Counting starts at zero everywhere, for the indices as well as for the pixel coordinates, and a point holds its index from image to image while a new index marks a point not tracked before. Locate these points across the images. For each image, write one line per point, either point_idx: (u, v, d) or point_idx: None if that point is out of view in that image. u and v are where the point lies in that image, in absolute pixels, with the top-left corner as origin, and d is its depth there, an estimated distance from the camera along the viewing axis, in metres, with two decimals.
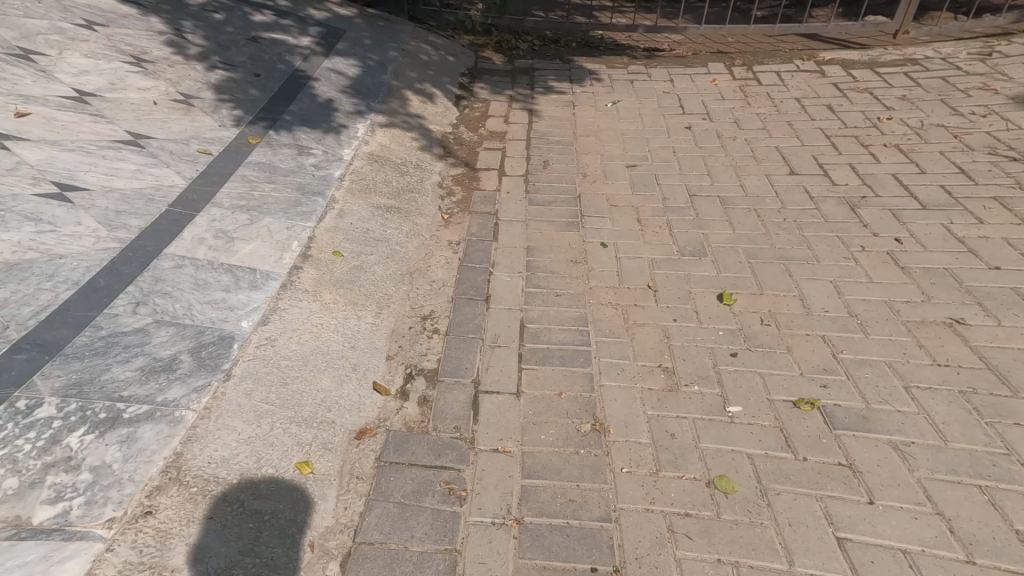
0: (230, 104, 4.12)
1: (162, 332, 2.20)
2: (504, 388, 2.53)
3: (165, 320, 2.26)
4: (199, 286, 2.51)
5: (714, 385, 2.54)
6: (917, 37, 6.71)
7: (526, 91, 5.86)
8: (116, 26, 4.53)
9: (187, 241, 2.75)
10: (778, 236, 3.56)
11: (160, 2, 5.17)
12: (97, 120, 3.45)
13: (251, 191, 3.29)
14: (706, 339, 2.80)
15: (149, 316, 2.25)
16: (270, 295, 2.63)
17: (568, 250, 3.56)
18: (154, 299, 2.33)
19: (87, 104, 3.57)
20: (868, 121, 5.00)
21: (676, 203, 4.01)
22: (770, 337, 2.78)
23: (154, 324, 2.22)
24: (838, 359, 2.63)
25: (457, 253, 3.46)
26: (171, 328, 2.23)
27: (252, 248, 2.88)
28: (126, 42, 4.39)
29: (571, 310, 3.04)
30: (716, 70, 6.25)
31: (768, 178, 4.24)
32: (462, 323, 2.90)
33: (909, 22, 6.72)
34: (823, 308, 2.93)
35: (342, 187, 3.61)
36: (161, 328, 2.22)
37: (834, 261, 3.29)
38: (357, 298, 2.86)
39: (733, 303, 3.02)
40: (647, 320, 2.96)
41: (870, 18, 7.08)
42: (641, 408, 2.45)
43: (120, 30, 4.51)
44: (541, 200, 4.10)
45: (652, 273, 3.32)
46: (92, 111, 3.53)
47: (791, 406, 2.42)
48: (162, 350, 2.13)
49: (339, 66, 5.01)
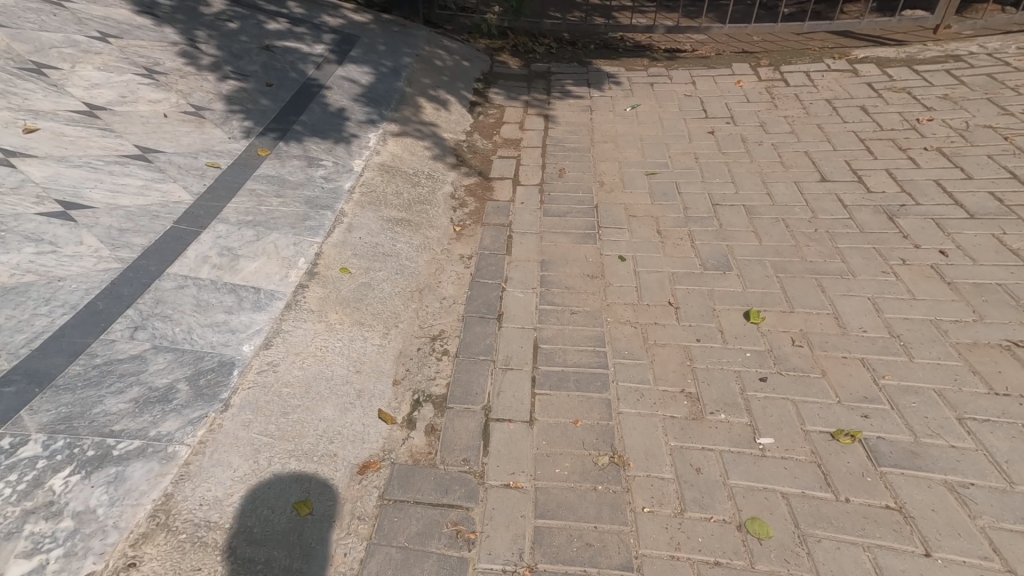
0: (241, 115, 4.07)
1: (159, 358, 2.12)
2: (516, 415, 2.39)
3: (163, 346, 2.18)
4: (200, 307, 2.43)
5: (741, 413, 2.36)
6: (960, 31, 6.44)
7: (543, 96, 5.73)
8: (130, 38, 4.52)
9: (190, 260, 2.68)
10: (809, 248, 3.36)
11: (175, 11, 5.17)
12: (106, 135, 3.42)
13: (259, 206, 3.22)
14: (732, 360, 2.62)
15: (147, 341, 2.17)
16: (274, 316, 2.54)
17: (584, 264, 3.42)
18: (153, 323, 2.25)
19: (96, 119, 3.55)
20: (906, 123, 4.75)
21: (698, 213, 3.84)
22: (803, 359, 2.58)
23: (151, 350, 2.14)
24: (879, 385, 2.42)
25: (468, 268, 3.34)
26: (169, 354, 2.15)
27: (257, 266, 2.80)
28: (138, 54, 4.38)
29: (586, 330, 2.89)
30: (741, 71, 6.03)
31: (797, 185, 4.03)
32: (472, 343, 2.77)
33: (951, 16, 6.45)
34: (861, 328, 2.72)
35: (351, 199, 3.52)
36: (159, 354, 2.14)
37: (871, 275, 3.08)
38: (363, 317, 2.76)
39: (761, 322, 2.82)
40: (668, 339, 2.79)
41: (908, 13, 6.81)
42: (663, 438, 2.28)
43: (134, 41, 4.50)
44: (556, 210, 3.96)
45: (673, 289, 3.15)
46: (101, 125, 3.50)
47: (829, 439, 2.22)
48: (159, 379, 2.04)
49: (353, 74, 4.94)
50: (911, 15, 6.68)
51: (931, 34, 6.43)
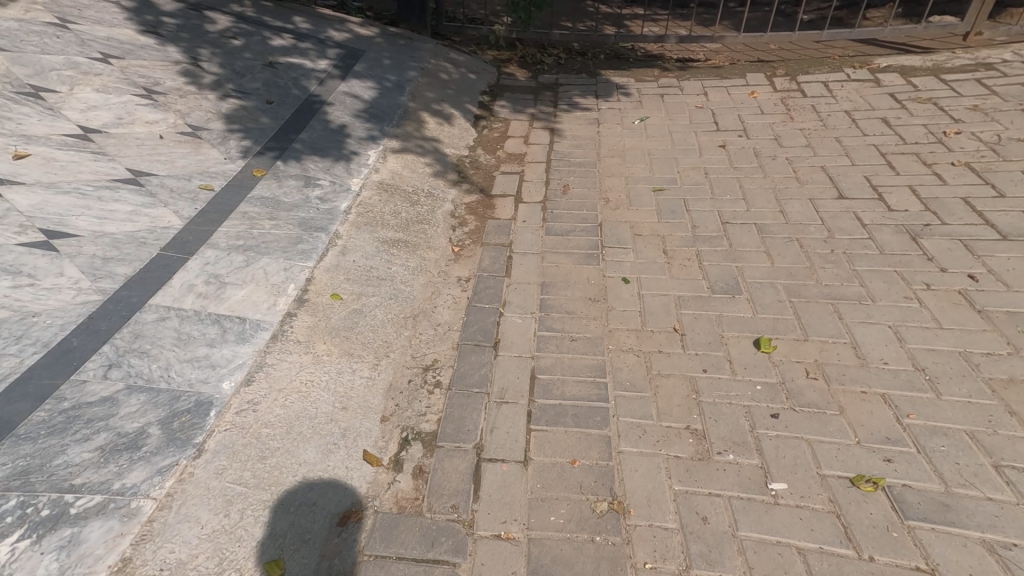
0: (240, 134, 4.00)
1: (131, 400, 2.10)
2: (510, 455, 2.25)
3: (137, 386, 2.15)
4: (180, 341, 2.37)
5: (751, 453, 2.19)
6: (992, 38, 6.27)
7: (549, 108, 5.63)
8: (131, 58, 4.50)
9: (175, 289, 2.60)
10: (825, 271, 3.23)
11: (180, 28, 5.15)
12: (98, 158, 3.37)
13: (250, 229, 3.13)
14: (741, 394, 2.45)
15: (121, 381, 2.15)
16: (258, 347, 2.45)
17: (586, 286, 3.28)
18: (128, 360, 2.22)
19: (90, 142, 3.51)
20: (932, 136, 4.63)
21: (707, 231, 3.71)
22: (818, 394, 2.40)
23: (124, 392, 2.11)
24: (902, 424, 2.24)
25: (465, 291, 3.22)
26: (142, 395, 2.12)
27: (244, 294, 2.70)
28: (139, 74, 4.34)
29: (586, 358, 2.74)
30: (755, 81, 5.89)
31: (813, 203, 3.90)
32: (467, 374, 2.64)
33: (982, 23, 6.27)
34: (882, 360, 2.54)
35: (346, 220, 3.41)
36: (132, 395, 2.11)
37: (893, 301, 2.94)
38: (353, 346, 2.65)
39: (772, 351, 2.66)
40: (672, 369, 2.63)
41: (935, 20, 6.65)
42: (666, 480, 2.12)
43: (135, 61, 4.47)
44: (559, 229, 3.83)
45: (679, 314, 3.00)
46: (95, 149, 3.46)
47: (849, 485, 2.04)
48: (129, 423, 2.02)
49: (356, 89, 4.88)
50: (939, 22, 6.51)
51: (960, 41, 6.28)
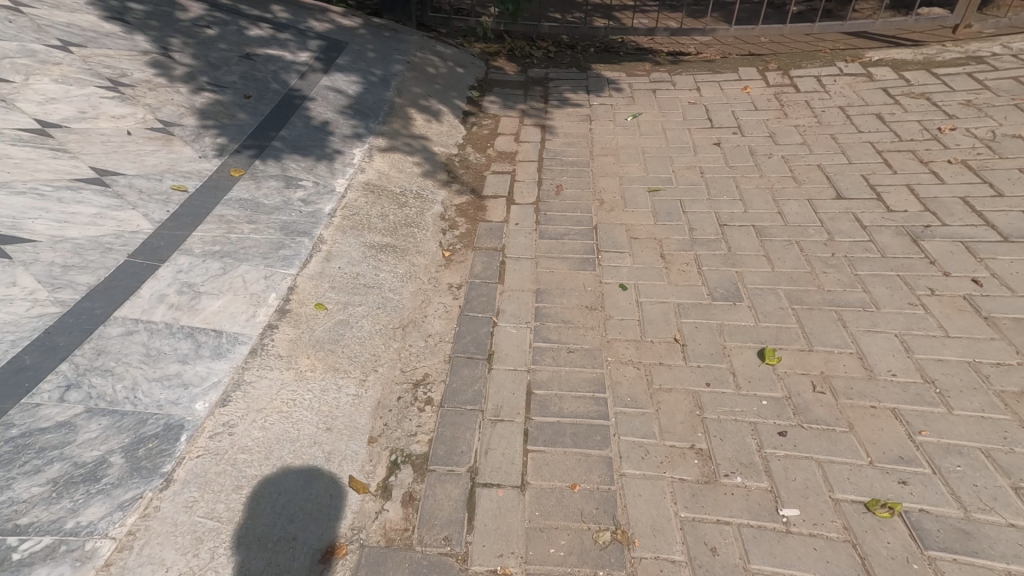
0: (215, 131, 3.81)
1: (91, 425, 1.94)
2: (505, 479, 2.14)
3: (99, 409, 1.99)
4: (149, 358, 2.21)
5: (760, 476, 2.08)
6: (982, 30, 6.23)
7: (540, 104, 5.49)
8: (95, 46, 4.25)
9: (144, 300, 2.43)
10: (826, 275, 3.15)
11: (149, 16, 4.91)
12: (58, 156, 3.15)
13: (227, 234, 2.95)
14: (746, 410, 2.35)
15: (80, 404, 1.99)
16: (236, 364, 2.30)
17: (582, 293, 3.17)
18: (89, 380, 2.06)
19: (49, 138, 3.28)
20: (927, 133, 4.57)
21: (704, 234, 3.61)
22: (826, 410, 2.31)
23: (83, 416, 1.95)
24: (915, 442, 2.15)
25: (457, 299, 3.08)
26: (104, 419, 1.97)
27: (221, 305, 2.53)
28: (103, 64, 4.10)
29: (585, 372, 2.65)
30: (748, 76, 5.80)
31: (811, 204, 3.82)
32: (460, 390, 2.52)
33: (972, 15, 6.23)
34: (889, 372, 2.45)
35: (331, 224, 3.25)
36: (92, 419, 1.95)
37: (897, 307, 2.86)
38: (338, 361, 2.51)
39: (776, 362, 2.57)
40: (674, 383, 2.55)
41: (925, 12, 6.61)
42: (672, 506, 2.01)
43: (99, 50, 4.22)
44: (553, 232, 3.70)
45: (679, 323, 2.91)
46: (53, 145, 3.23)
47: (864, 511, 1.95)
48: (86, 452, 1.86)
49: (339, 83, 4.70)
50: (929, 15, 6.47)
51: (950, 34, 6.24)
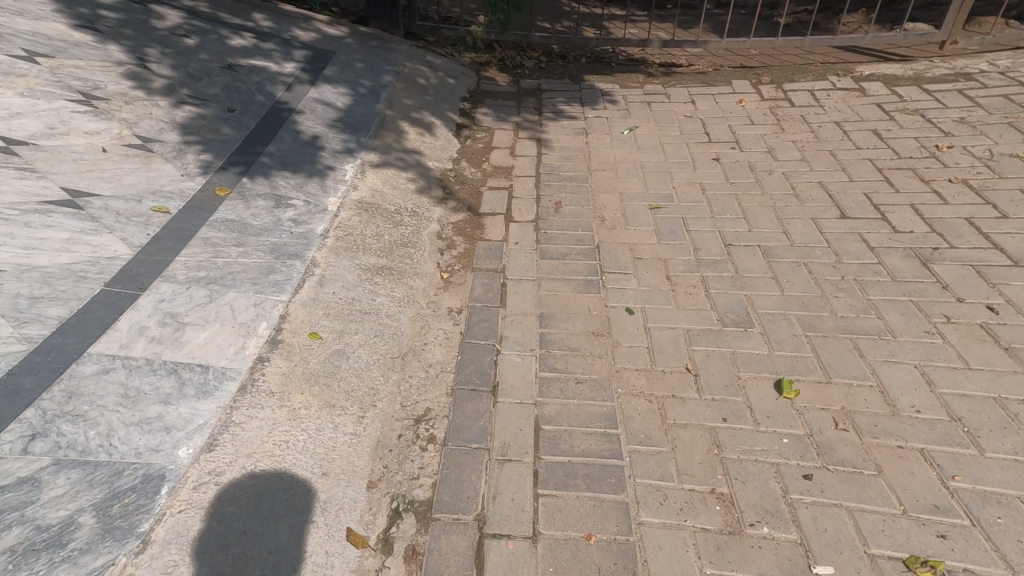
0: (198, 146, 3.63)
1: (59, 481, 1.76)
2: (515, 529, 2.02)
3: (68, 461, 1.81)
4: (126, 399, 2.03)
5: (788, 526, 1.99)
6: (968, 46, 6.25)
7: (534, 116, 5.39)
8: (64, 56, 4.04)
9: (122, 333, 2.26)
10: (838, 300, 3.07)
11: (123, 25, 4.72)
12: (25, 176, 2.93)
13: (213, 258, 2.79)
14: (767, 449, 2.26)
15: (46, 456, 1.81)
16: (224, 403, 2.13)
17: (587, 318, 3.04)
18: (58, 428, 1.88)
19: (14, 156, 3.06)
20: (925, 150, 4.54)
21: (710, 255, 3.51)
22: (851, 450, 2.22)
23: (50, 470, 1.78)
24: (949, 488, 2.07)
25: (458, 325, 2.94)
26: (73, 473, 1.79)
27: (207, 337, 2.36)
28: (74, 75, 3.89)
29: (594, 406, 2.53)
30: (742, 89, 5.76)
31: (816, 223, 3.74)
32: (464, 427, 2.39)
33: (958, 32, 6.23)
34: (914, 408, 2.36)
35: (324, 246, 3.10)
36: (59, 474, 1.78)
37: (914, 336, 2.77)
38: (334, 397, 2.35)
39: (795, 397, 2.47)
40: (689, 418, 2.44)
41: (913, 27, 6.64)
42: (695, 562, 1.91)
43: (69, 60, 4.02)
44: (554, 252, 3.58)
45: (690, 351, 2.80)
46: (19, 164, 3.01)
47: (902, 568, 1.85)
48: (52, 513, 1.69)
49: (327, 95, 4.56)
50: (917, 30, 6.47)
51: (937, 50, 6.25)
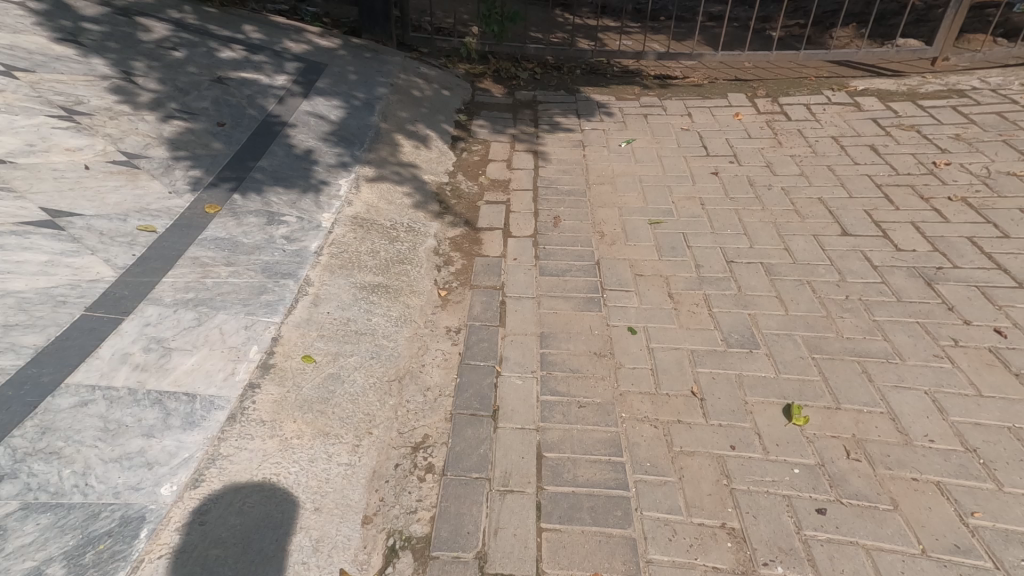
0: (187, 162, 3.55)
1: (27, 527, 1.66)
2: (518, 568, 1.94)
3: (39, 504, 1.71)
4: (105, 433, 1.93)
5: (803, 564, 1.95)
6: (959, 63, 6.27)
7: (530, 128, 5.34)
8: (46, 71, 3.95)
9: (103, 361, 2.16)
10: (843, 320, 3.01)
11: (108, 38, 4.64)
12: (2, 196, 2.83)
13: (203, 279, 2.70)
14: (779, 480, 2.22)
15: (15, 500, 1.70)
16: (210, 435, 2.03)
17: (589, 338, 2.96)
18: (30, 468, 1.78)
19: None
20: (923, 167, 4.53)
21: (712, 272, 3.45)
22: (864, 482, 2.19)
23: (18, 515, 1.67)
24: (969, 526, 2.04)
25: (456, 345, 2.86)
26: (44, 517, 1.69)
27: (194, 363, 2.27)
28: (56, 90, 3.80)
29: (598, 432, 2.44)
30: (738, 103, 5.75)
31: (817, 240, 3.70)
32: (463, 454, 2.30)
33: (949, 48, 6.24)
34: (926, 438, 2.34)
35: (318, 264, 3.02)
36: (28, 520, 1.67)
37: (922, 359, 2.72)
38: (328, 424, 2.26)
39: (804, 423, 2.43)
40: (696, 446, 2.37)
41: (905, 42, 6.69)
42: None
43: (51, 75, 3.93)
44: (553, 268, 3.50)
45: (695, 373, 2.73)
46: None
47: None
48: (18, 564, 1.58)
49: (320, 108, 4.49)
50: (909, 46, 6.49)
51: (929, 66, 6.28)
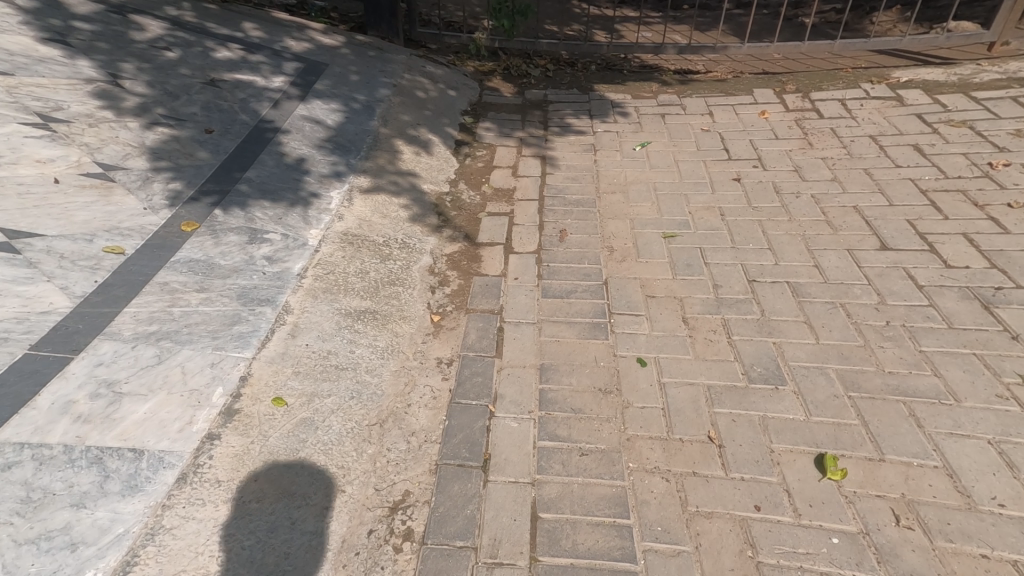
0: (168, 174, 3.33)
1: None
2: None
3: None
4: (27, 505, 1.70)
5: None
6: (1019, 48, 5.79)
7: (539, 131, 5.04)
8: (27, 75, 3.76)
9: (40, 412, 1.92)
10: (885, 351, 2.66)
11: (97, 38, 4.45)
12: None
13: (169, 307, 2.46)
14: (814, 554, 1.93)
15: None
16: (151, 506, 1.80)
17: (593, 372, 2.65)
18: None
19: None
20: (974, 170, 4.11)
21: (731, 292, 3.12)
22: (920, 558, 1.90)
23: None
24: None
25: (447, 379, 2.57)
26: None
27: (147, 411, 2.02)
28: (35, 95, 3.62)
29: (601, 488, 2.14)
30: (764, 99, 5.37)
31: (852, 255, 3.34)
32: (447, 518, 2.02)
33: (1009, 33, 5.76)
34: (994, 501, 2.05)
35: (299, 288, 2.76)
36: None
37: (984, 402, 2.40)
38: (294, 483, 2.00)
39: (842, 478, 2.13)
40: (715, 505, 2.07)
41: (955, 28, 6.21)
42: None
43: (31, 79, 3.74)
44: (556, 290, 3.19)
45: (712, 415, 2.41)
46: None
47: None
48: None
49: (317, 112, 4.25)
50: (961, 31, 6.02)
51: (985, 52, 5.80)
